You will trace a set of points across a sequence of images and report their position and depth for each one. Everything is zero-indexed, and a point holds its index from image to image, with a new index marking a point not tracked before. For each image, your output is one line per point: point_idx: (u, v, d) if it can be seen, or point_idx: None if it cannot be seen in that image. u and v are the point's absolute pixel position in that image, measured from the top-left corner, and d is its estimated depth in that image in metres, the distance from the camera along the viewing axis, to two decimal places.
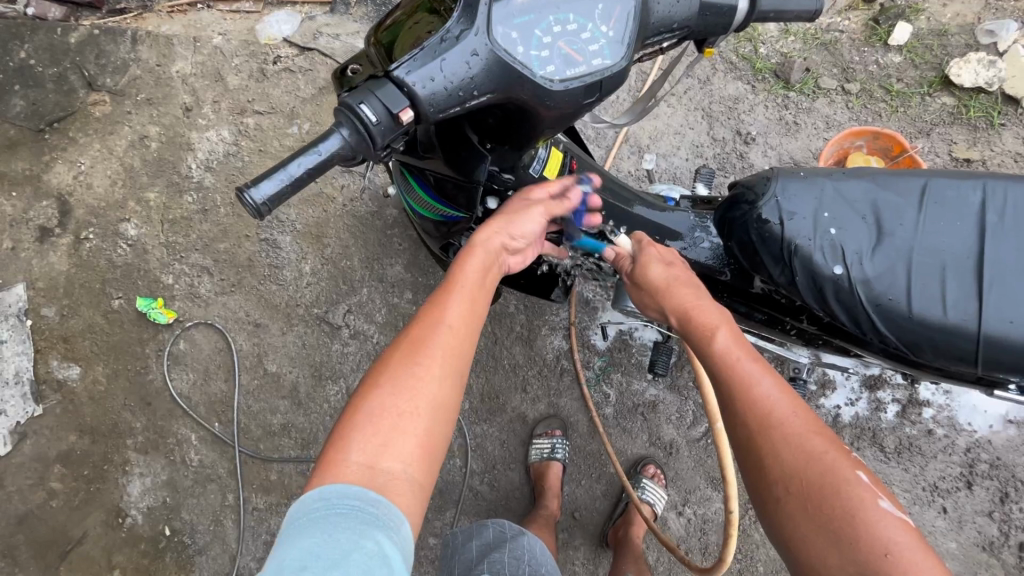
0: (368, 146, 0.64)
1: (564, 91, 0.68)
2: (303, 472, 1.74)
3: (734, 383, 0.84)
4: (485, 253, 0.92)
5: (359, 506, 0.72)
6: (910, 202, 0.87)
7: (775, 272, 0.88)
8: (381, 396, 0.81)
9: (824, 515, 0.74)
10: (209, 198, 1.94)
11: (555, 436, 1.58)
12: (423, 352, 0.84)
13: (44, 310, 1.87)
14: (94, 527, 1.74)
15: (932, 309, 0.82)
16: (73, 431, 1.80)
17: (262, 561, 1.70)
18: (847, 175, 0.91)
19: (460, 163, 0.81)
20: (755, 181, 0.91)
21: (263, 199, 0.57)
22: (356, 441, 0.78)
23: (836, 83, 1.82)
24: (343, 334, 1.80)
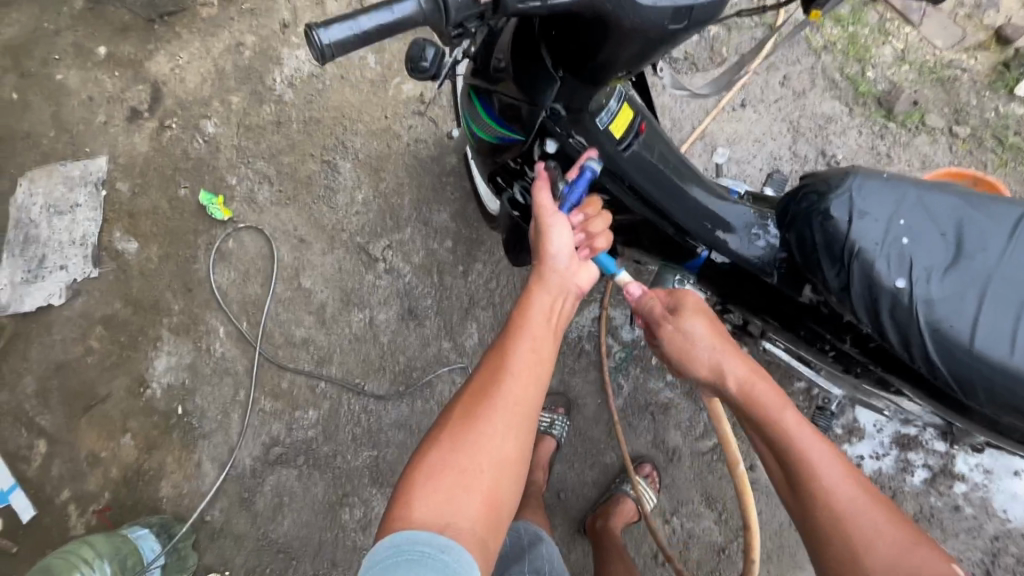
0: (440, 20, 0.65)
1: (651, 10, 0.65)
2: (313, 388, 1.77)
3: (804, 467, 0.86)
4: (544, 291, 0.95)
5: (428, 551, 0.74)
6: (1000, 228, 0.80)
7: (831, 273, 0.83)
8: (446, 446, 0.85)
9: None
10: (286, 112, 2.01)
11: (558, 414, 1.57)
12: (481, 403, 0.87)
13: (119, 185, 2.01)
14: (118, 390, 1.86)
15: (996, 347, 0.75)
16: (119, 298, 1.92)
17: (256, 462, 1.74)
18: (934, 186, 0.84)
19: (529, 85, 0.85)
20: (831, 174, 0.85)
21: (328, 43, 0.60)
22: (422, 495, 0.81)
23: (944, 123, 1.68)
24: (379, 267, 1.83)
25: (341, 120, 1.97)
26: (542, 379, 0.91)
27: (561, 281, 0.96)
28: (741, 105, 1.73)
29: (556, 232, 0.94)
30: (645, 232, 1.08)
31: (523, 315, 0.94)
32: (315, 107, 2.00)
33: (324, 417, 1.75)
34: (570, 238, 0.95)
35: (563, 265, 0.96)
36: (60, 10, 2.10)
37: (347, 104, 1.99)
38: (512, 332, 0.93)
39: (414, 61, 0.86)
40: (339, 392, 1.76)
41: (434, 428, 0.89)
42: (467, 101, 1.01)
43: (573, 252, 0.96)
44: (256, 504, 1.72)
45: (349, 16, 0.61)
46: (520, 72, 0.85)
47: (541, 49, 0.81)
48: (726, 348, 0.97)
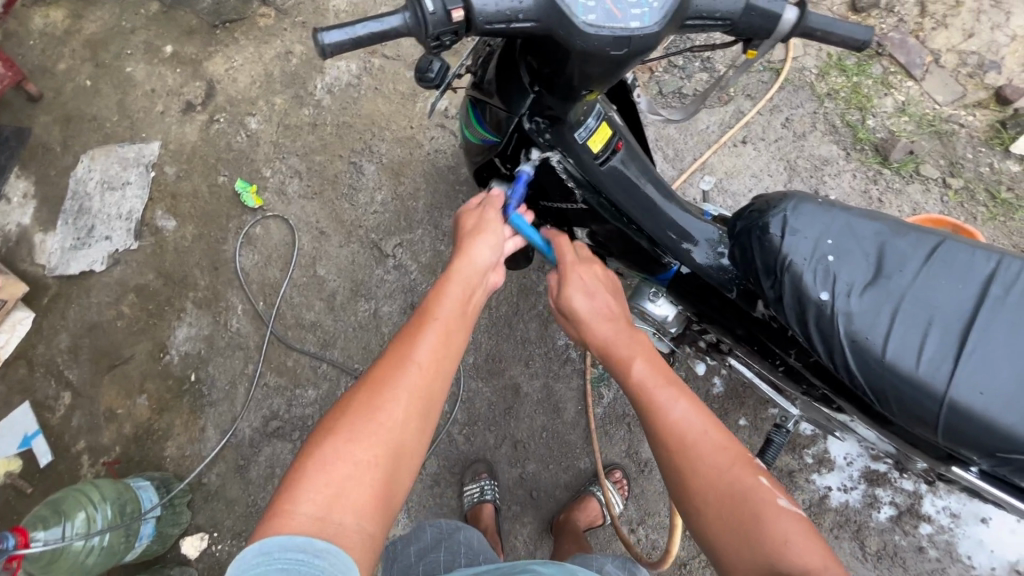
0: (421, 31, 0.75)
1: (595, 38, 0.75)
2: (315, 368, 1.90)
3: (644, 408, 0.91)
4: (460, 282, 0.99)
5: (303, 558, 0.67)
6: (917, 253, 0.89)
7: (768, 285, 0.93)
8: (334, 440, 0.81)
9: (739, 525, 0.78)
10: (322, 115, 2.20)
11: (483, 479, 1.63)
12: (382, 389, 0.85)
13: (166, 168, 2.22)
14: (141, 353, 2.02)
15: (906, 360, 0.84)
16: (152, 270, 2.10)
17: (255, 432, 1.86)
18: (864, 212, 0.93)
19: (512, 95, 1.00)
20: (773, 196, 0.96)
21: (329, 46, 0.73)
22: (305, 492, 0.75)
23: (937, 174, 1.74)
24: (388, 263, 1.96)
25: (370, 127, 2.14)
26: (447, 372, 0.92)
27: (477, 275, 1.02)
28: (742, 142, 1.84)
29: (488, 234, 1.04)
30: (619, 242, 1.18)
31: (434, 303, 0.96)
32: (349, 114, 2.18)
33: (322, 396, 1.87)
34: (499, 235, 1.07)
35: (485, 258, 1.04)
36: (137, 11, 2.35)
37: (378, 113, 2.16)
38: (429, 317, 0.94)
39: (423, 72, 0.99)
40: (338, 374, 1.88)
41: (327, 418, 0.84)
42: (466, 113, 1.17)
43: (495, 255, 1.05)
44: (250, 472, 1.83)
45: (350, 25, 0.75)
46: (502, 83, 1.00)
47: (518, 66, 0.95)
48: (602, 316, 1.03)
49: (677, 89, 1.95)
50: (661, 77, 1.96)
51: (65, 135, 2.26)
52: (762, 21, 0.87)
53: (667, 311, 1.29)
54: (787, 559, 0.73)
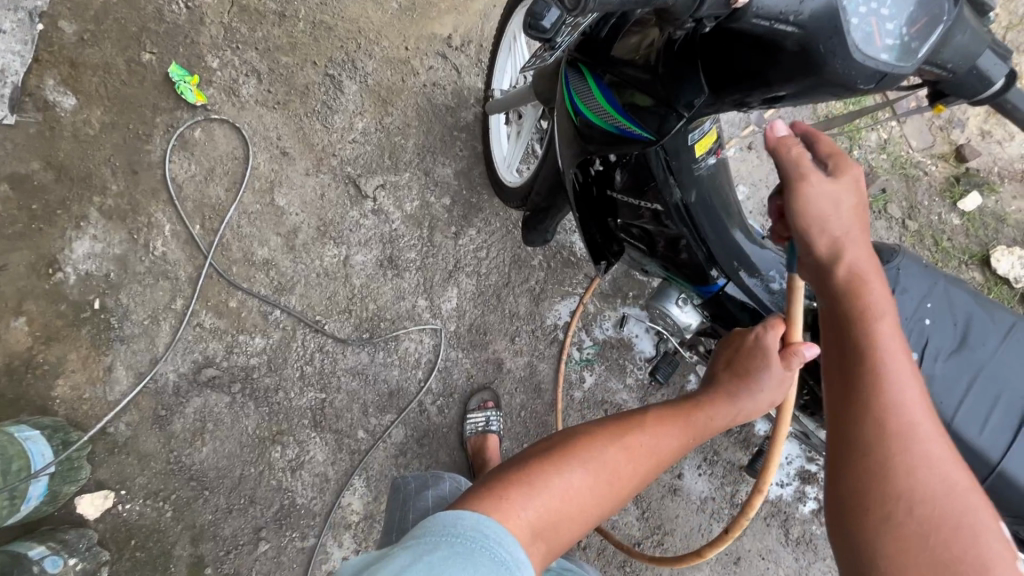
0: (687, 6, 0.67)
1: (848, 63, 0.66)
2: (265, 315, 1.63)
3: (872, 370, 0.70)
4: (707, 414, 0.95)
5: (503, 555, 0.67)
6: (999, 329, 1.01)
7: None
8: (571, 458, 0.83)
9: (936, 550, 0.60)
10: (293, 6, 1.79)
11: (489, 409, 1.58)
12: (630, 443, 0.88)
13: (63, 24, 1.68)
14: (18, 265, 1.56)
15: (969, 426, 0.96)
16: (37, 159, 1.61)
17: (182, 379, 1.58)
18: (957, 283, 1.04)
19: (677, 83, 0.85)
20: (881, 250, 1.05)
21: None
22: (548, 488, 0.78)
23: (899, 215, 1.92)
24: (366, 205, 1.70)
25: (355, 36, 1.79)
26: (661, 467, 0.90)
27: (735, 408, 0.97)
28: (748, 147, 1.86)
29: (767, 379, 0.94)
30: (674, 250, 1.14)
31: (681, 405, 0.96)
32: (328, 12, 1.80)
33: (272, 347, 1.62)
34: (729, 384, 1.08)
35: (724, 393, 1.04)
36: None
37: (366, 20, 1.81)
38: (689, 410, 0.96)
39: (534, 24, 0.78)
40: (294, 324, 1.63)
41: (577, 439, 0.87)
42: (592, 109, 0.98)
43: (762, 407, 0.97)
44: (173, 425, 1.56)
45: None
46: (670, 70, 0.85)
47: (698, 58, 0.81)
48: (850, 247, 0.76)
49: None
50: None
51: None
52: (975, 83, 0.71)
53: (691, 319, 1.29)
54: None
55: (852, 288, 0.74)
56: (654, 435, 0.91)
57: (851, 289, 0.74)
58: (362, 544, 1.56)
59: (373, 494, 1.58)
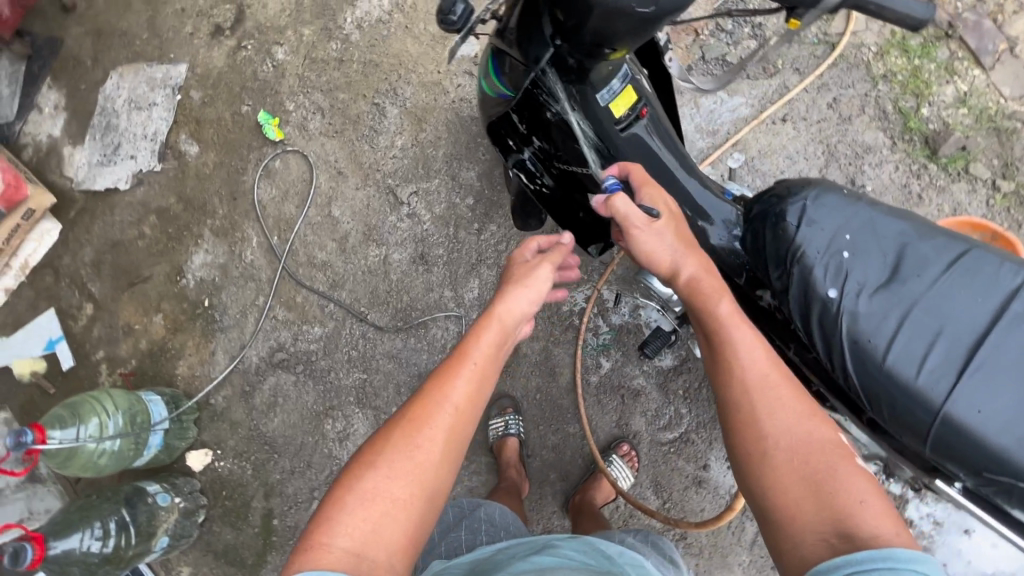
0: None
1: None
2: (322, 307, 1.93)
3: (723, 344, 0.92)
4: (497, 325, 0.99)
5: None
6: (939, 260, 0.98)
7: (775, 275, 1.05)
8: (371, 465, 0.84)
9: (807, 474, 0.81)
10: (349, 51, 2.15)
11: (508, 415, 1.67)
12: (415, 431, 0.86)
13: (193, 93, 2.24)
14: (160, 274, 2.10)
15: (904, 364, 0.94)
16: (173, 195, 2.16)
17: (262, 362, 1.93)
18: (890, 214, 1.03)
19: (526, 42, 0.93)
20: (801, 188, 1.06)
21: None
22: (342, 525, 0.79)
23: (988, 174, 1.65)
24: (402, 210, 1.94)
25: (396, 68, 2.08)
26: (478, 409, 0.93)
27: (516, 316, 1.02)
28: (782, 120, 1.75)
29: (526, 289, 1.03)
30: None
31: (468, 340, 0.96)
32: (376, 52, 2.12)
33: (327, 334, 1.90)
34: (542, 291, 1.06)
35: (519, 313, 1.02)
36: None
37: (405, 53, 2.09)
38: (463, 354, 0.95)
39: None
40: (344, 315, 1.91)
41: (369, 445, 0.87)
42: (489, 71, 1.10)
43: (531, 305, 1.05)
44: (254, 399, 1.91)
45: None
46: (522, 37, 0.93)
47: (541, 16, 0.89)
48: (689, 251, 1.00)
49: (722, 56, 1.87)
50: (706, 41, 1.87)
51: (95, 49, 2.40)
52: None
53: None
54: (863, 517, 0.76)
55: (692, 288, 0.97)
56: (434, 397, 0.90)
57: (689, 287, 0.97)
58: None
59: None
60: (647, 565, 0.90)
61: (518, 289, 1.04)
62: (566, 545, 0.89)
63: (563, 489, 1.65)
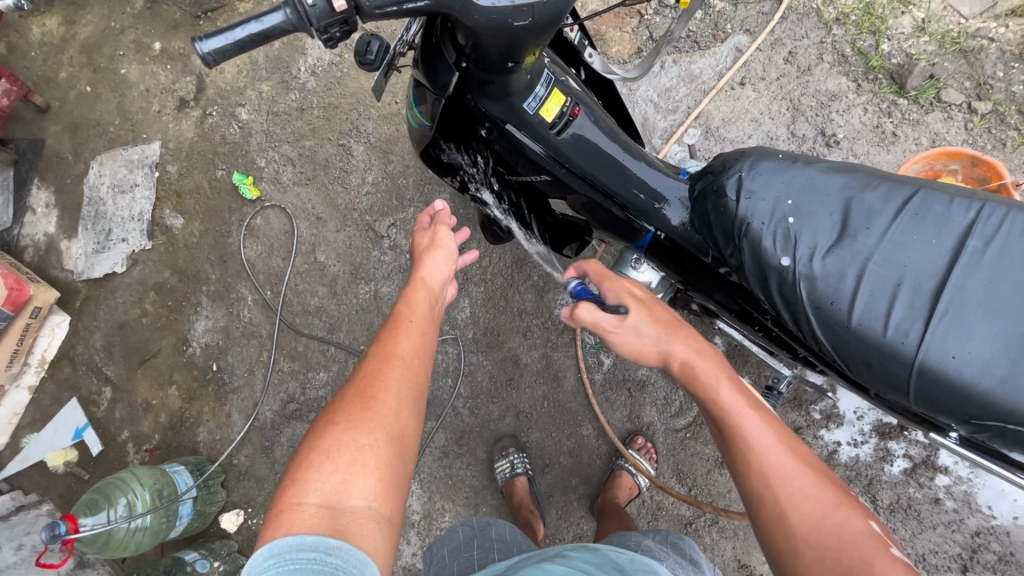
0: (305, 25, 0.77)
1: (491, 8, 0.76)
2: (324, 352, 1.96)
3: (732, 428, 0.93)
4: (425, 290, 1.10)
5: (315, 557, 0.67)
6: (887, 210, 0.98)
7: (728, 252, 1.05)
8: (331, 428, 0.84)
9: (839, 568, 0.78)
10: (308, 98, 2.19)
11: (512, 454, 1.63)
12: (372, 389, 0.89)
13: (169, 167, 2.31)
14: (167, 348, 2.16)
15: (872, 322, 0.94)
16: (167, 268, 2.22)
17: (275, 416, 1.96)
18: (830, 172, 1.02)
19: (436, 70, 0.96)
20: (736, 159, 1.05)
21: (210, 53, 0.72)
22: (311, 483, 0.77)
23: (962, 99, 1.60)
24: (384, 244, 1.98)
25: (355, 106, 2.12)
26: (426, 363, 0.99)
27: (438, 280, 1.14)
28: (740, 85, 1.72)
29: (438, 255, 1.16)
30: (592, 210, 1.17)
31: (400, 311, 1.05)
32: (333, 94, 2.16)
33: (333, 378, 1.95)
34: (452, 251, 1.19)
35: (440, 275, 1.15)
36: (124, 11, 2.54)
37: (362, 91, 2.13)
38: (399, 320, 1.03)
39: (324, 31, 0.80)
40: (346, 356, 1.95)
41: (319, 419, 0.87)
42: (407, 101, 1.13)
43: (449, 268, 1.17)
44: (275, 453, 1.95)
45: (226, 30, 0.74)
46: (433, 63, 0.96)
47: (445, 43, 0.93)
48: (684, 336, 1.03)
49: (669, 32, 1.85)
50: (651, 20, 1.86)
51: (75, 143, 2.50)
52: None
53: (651, 277, 1.26)
54: None
55: (691, 378, 1.00)
56: (378, 356, 0.95)
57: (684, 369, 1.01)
58: (426, 540, 1.67)
59: (426, 494, 1.69)
60: (659, 569, 0.88)
61: (429, 260, 1.15)
62: (576, 556, 0.91)
63: (586, 492, 1.64)
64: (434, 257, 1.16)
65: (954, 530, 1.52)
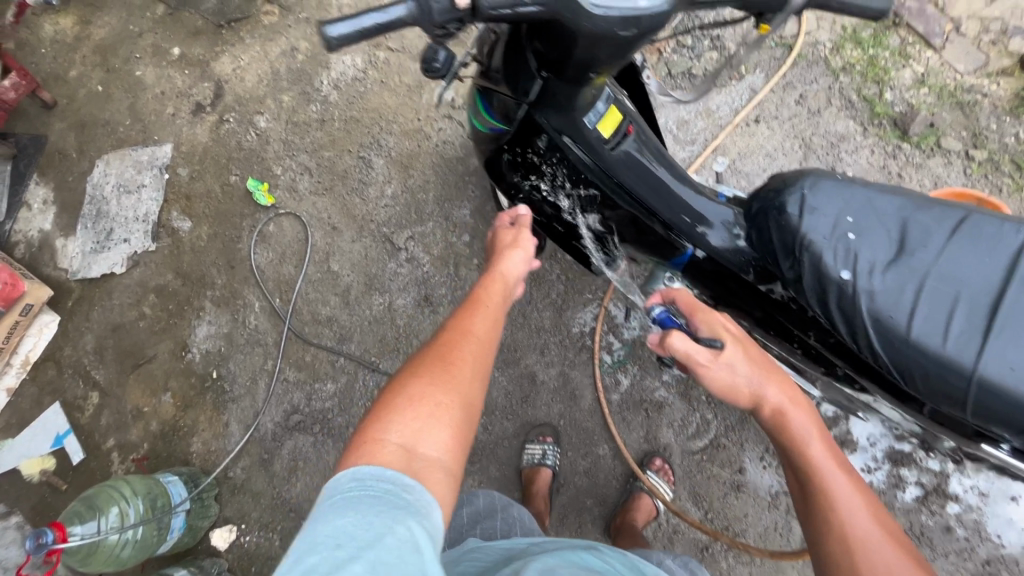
0: (426, 19, 0.78)
1: (602, 17, 0.78)
2: (333, 363, 1.92)
3: (820, 492, 0.89)
4: (501, 282, 1.10)
5: (391, 488, 0.71)
6: (940, 230, 1.03)
7: (787, 265, 1.08)
8: (413, 379, 0.86)
9: None
10: (329, 110, 2.21)
11: (547, 443, 1.62)
12: (453, 354, 0.90)
13: (180, 170, 2.29)
14: (164, 353, 2.08)
15: (931, 335, 0.98)
16: (171, 271, 2.16)
17: (278, 427, 1.90)
18: (885, 193, 1.07)
19: (517, 78, 1.02)
20: (795, 179, 1.09)
21: (337, 38, 0.76)
22: (394, 422, 0.79)
23: (960, 146, 1.72)
24: (400, 256, 1.98)
25: (377, 121, 2.15)
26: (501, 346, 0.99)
27: (512, 276, 1.12)
28: (755, 121, 1.81)
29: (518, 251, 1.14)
30: (633, 227, 1.22)
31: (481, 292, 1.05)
32: (355, 108, 2.19)
33: (340, 390, 1.90)
34: (531, 252, 1.17)
35: (518, 273, 1.13)
36: (144, 15, 2.55)
37: (384, 106, 2.17)
38: (479, 301, 1.04)
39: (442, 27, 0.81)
40: (356, 367, 1.91)
41: (404, 369, 0.89)
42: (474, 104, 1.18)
43: (524, 266, 1.14)
44: (274, 466, 1.87)
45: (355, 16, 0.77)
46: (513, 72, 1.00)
47: (527, 54, 0.96)
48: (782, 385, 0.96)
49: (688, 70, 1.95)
50: (670, 58, 1.96)
51: (80, 141, 2.45)
52: None
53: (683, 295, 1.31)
54: None
55: (780, 430, 0.94)
56: (459, 328, 0.96)
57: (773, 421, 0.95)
58: None
59: None
60: None
61: (505, 252, 1.15)
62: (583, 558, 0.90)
63: (601, 514, 1.61)
64: (512, 255, 1.14)
65: (964, 559, 1.55)
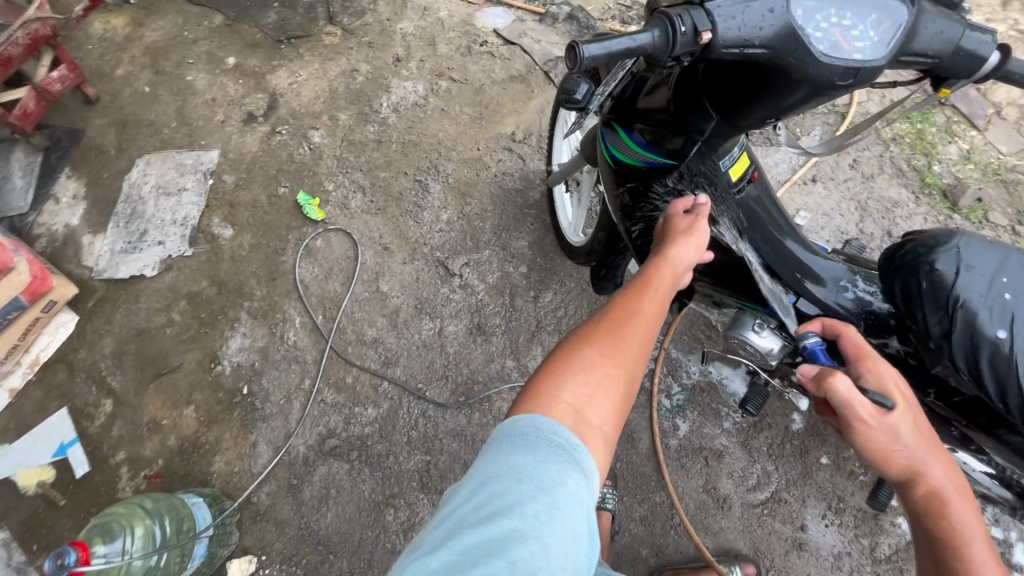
0: (666, 49, 0.81)
1: (826, 65, 0.82)
2: (376, 386, 1.86)
3: None
4: (671, 263, 1.00)
5: (563, 445, 0.74)
6: None
7: (932, 321, 0.99)
8: (583, 346, 0.85)
9: None
10: (387, 132, 2.23)
11: (606, 485, 1.56)
12: (623, 326, 0.88)
13: (226, 177, 2.25)
14: (190, 363, 1.98)
15: None
16: (206, 278, 2.09)
17: (311, 451, 1.80)
18: None
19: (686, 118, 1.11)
20: (940, 234, 1.02)
21: (589, 55, 0.77)
22: (565, 382, 0.80)
23: (1006, 222, 1.80)
24: (454, 282, 1.96)
25: (436, 147, 2.17)
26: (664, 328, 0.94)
27: (682, 263, 1.01)
28: (811, 181, 1.89)
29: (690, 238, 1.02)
30: (732, 268, 1.19)
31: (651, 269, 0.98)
32: (414, 132, 2.21)
33: (382, 416, 1.82)
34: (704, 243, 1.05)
35: (689, 261, 1.01)
36: (201, 24, 2.57)
37: (444, 134, 2.20)
38: (649, 276, 0.97)
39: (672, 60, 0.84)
40: (400, 393, 1.84)
41: (574, 332, 0.89)
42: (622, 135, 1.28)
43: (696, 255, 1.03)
44: (303, 493, 1.75)
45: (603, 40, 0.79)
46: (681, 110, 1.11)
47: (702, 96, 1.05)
48: (944, 465, 0.89)
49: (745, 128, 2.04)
50: None
51: (120, 139, 2.39)
52: (968, 63, 0.87)
53: (772, 343, 1.19)
54: None
55: (935, 506, 0.87)
56: (629, 301, 0.92)
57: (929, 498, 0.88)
58: None
59: None
60: None
61: (673, 234, 1.05)
62: None
63: (657, 565, 1.54)
64: (686, 240, 1.03)
65: None
